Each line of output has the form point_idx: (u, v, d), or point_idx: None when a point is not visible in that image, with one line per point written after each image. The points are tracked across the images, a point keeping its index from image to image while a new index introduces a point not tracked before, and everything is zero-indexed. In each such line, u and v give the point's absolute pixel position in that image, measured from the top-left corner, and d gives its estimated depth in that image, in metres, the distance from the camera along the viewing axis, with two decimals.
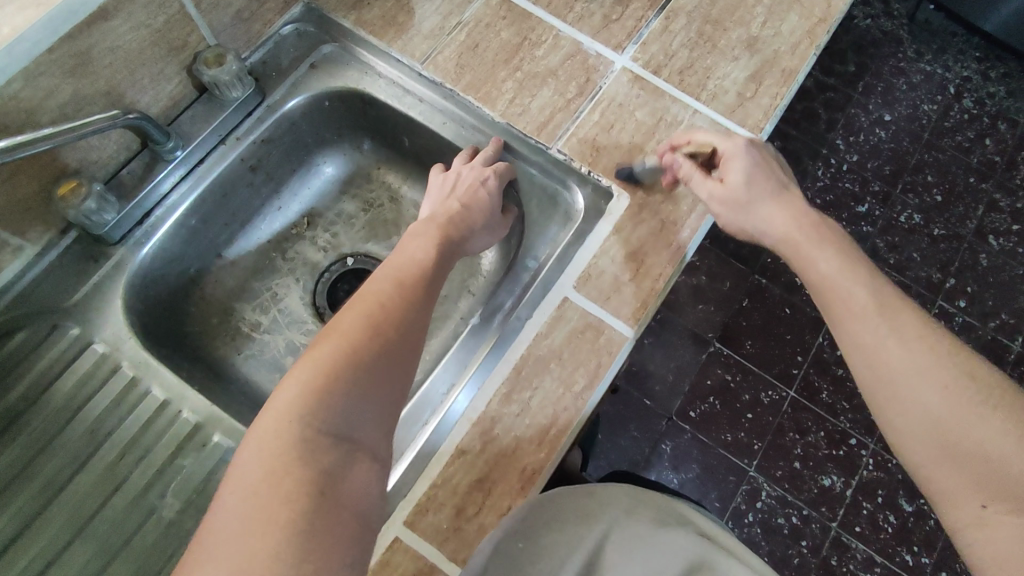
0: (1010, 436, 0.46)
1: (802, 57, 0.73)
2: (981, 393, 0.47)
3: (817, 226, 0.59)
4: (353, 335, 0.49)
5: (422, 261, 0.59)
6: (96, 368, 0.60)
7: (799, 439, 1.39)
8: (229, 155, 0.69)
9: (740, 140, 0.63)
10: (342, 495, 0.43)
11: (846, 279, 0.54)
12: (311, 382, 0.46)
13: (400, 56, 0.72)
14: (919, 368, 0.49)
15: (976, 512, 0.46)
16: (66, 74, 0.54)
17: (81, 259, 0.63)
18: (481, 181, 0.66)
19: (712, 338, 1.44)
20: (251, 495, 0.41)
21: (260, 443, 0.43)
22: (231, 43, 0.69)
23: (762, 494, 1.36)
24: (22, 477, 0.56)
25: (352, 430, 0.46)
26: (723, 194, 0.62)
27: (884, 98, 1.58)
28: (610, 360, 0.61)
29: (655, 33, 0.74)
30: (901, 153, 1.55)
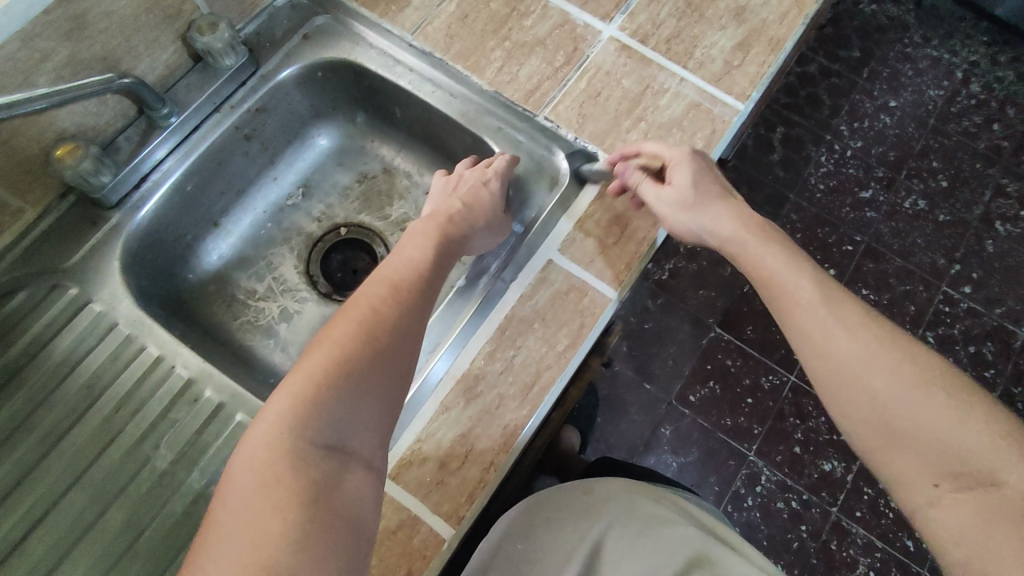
0: (957, 417, 0.48)
1: (790, 27, 0.74)
2: (924, 373, 0.49)
3: (764, 225, 0.60)
4: (344, 345, 0.50)
5: (417, 261, 0.59)
6: (93, 326, 0.62)
7: (799, 424, 1.39)
8: (222, 123, 0.70)
9: (684, 149, 0.63)
10: (335, 504, 0.45)
11: (794, 271, 0.56)
12: (302, 393, 0.47)
13: (391, 27, 0.73)
14: (866, 354, 0.51)
15: (928, 494, 0.48)
16: (62, 37, 0.56)
17: (79, 221, 0.65)
18: (483, 182, 0.65)
19: (713, 322, 1.44)
20: (246, 506, 0.43)
21: (251, 455, 0.45)
22: (225, 13, 0.70)
23: (762, 478, 1.36)
24: (22, 429, 0.58)
25: (344, 438, 0.48)
26: (671, 195, 0.62)
27: (889, 83, 1.57)
28: (593, 320, 0.61)
29: (644, 3, 0.74)
30: (906, 138, 1.54)
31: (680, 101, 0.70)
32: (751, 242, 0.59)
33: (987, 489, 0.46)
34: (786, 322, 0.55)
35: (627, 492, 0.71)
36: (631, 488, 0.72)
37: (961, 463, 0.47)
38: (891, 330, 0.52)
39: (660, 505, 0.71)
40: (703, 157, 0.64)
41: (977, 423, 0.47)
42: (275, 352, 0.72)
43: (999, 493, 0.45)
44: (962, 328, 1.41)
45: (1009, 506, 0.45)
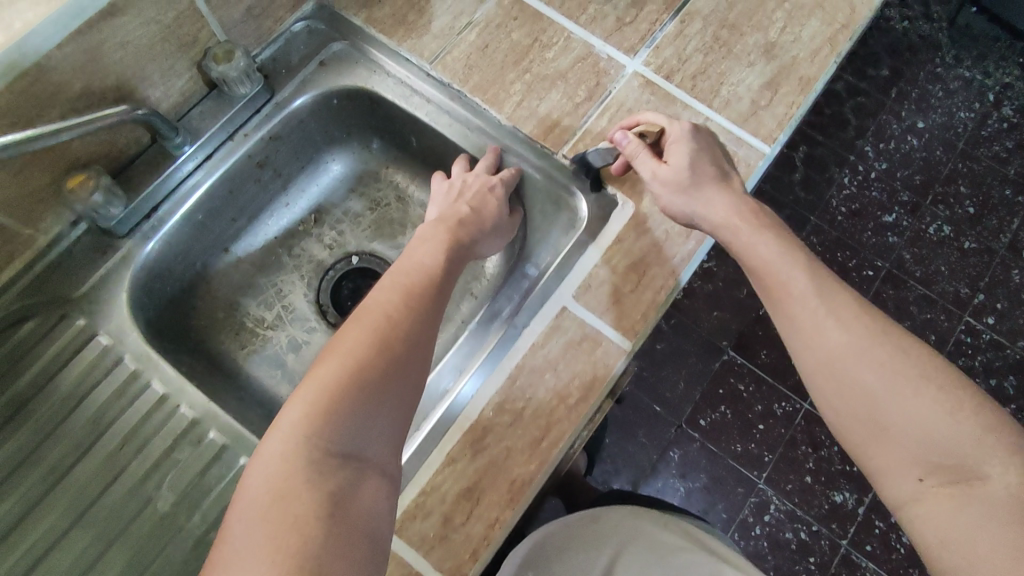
0: (942, 409, 0.48)
1: (821, 66, 0.71)
2: (914, 366, 0.50)
3: (754, 211, 0.61)
4: (358, 354, 0.50)
5: (428, 267, 0.60)
6: (100, 359, 0.61)
7: (811, 452, 1.36)
8: (235, 151, 0.69)
9: (686, 125, 0.63)
10: (351, 513, 0.43)
11: (786, 264, 0.57)
12: (316, 402, 0.47)
13: (409, 56, 0.72)
14: (855, 347, 0.52)
15: (914, 486, 0.48)
16: (77, 69, 0.55)
17: (90, 250, 0.64)
18: (489, 187, 0.67)
19: (727, 346, 1.41)
20: (262, 519, 0.41)
21: (266, 467, 0.44)
22: (242, 39, 0.69)
23: (771, 507, 1.33)
24: (26, 464, 0.57)
25: (360, 446, 0.47)
26: (666, 174, 0.62)
27: (918, 104, 1.53)
28: (606, 373, 0.60)
29: (670, 37, 0.72)
30: (932, 162, 1.50)
31: None
32: (745, 231, 0.60)
33: (972, 482, 0.46)
34: (779, 314, 0.56)
35: (633, 521, 0.71)
36: (635, 513, 0.72)
37: (942, 455, 0.47)
38: (882, 324, 0.53)
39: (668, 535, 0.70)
40: (705, 138, 0.63)
41: (963, 416, 0.47)
42: (281, 384, 0.71)
43: (985, 488, 0.45)
44: (984, 360, 1.38)
45: (993, 501, 0.45)
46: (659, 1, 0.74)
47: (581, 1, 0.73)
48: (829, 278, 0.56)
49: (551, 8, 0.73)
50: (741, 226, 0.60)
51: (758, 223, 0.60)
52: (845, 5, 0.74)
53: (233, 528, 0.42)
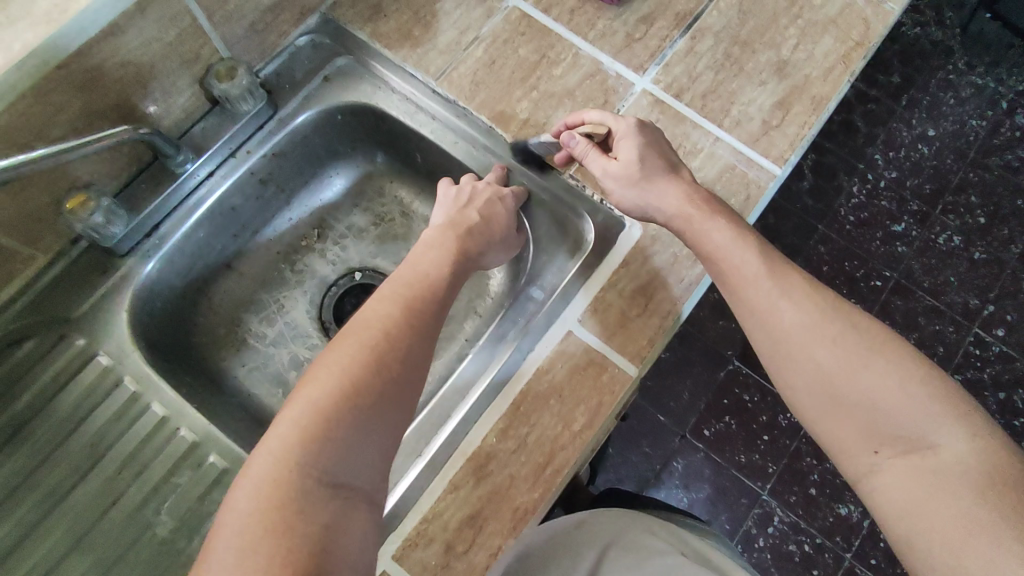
0: (893, 381, 0.49)
1: (834, 84, 0.70)
2: (866, 342, 0.50)
3: (707, 199, 0.58)
4: (353, 375, 0.48)
5: (433, 279, 0.58)
6: (100, 379, 0.60)
7: (815, 464, 1.34)
8: (238, 169, 0.68)
9: (631, 119, 0.62)
10: (339, 547, 0.43)
11: (739, 250, 0.55)
12: (309, 426, 0.45)
13: (415, 72, 0.71)
14: (809, 326, 0.52)
15: (870, 460, 0.49)
16: (76, 89, 0.54)
17: (90, 268, 0.64)
18: (499, 199, 0.65)
19: (732, 356, 1.40)
20: (248, 553, 0.40)
21: (253, 494, 0.42)
22: (245, 55, 0.68)
23: (775, 518, 1.32)
24: (24, 486, 0.57)
25: (350, 475, 0.45)
26: (616, 170, 0.61)
27: (929, 112, 1.51)
28: (612, 399, 0.59)
29: (680, 54, 0.71)
30: (942, 171, 1.47)
31: (713, 163, 0.67)
32: (698, 220, 0.57)
33: (924, 454, 0.47)
34: (735, 297, 0.56)
35: (624, 523, 0.69)
36: (634, 517, 0.69)
37: (896, 427, 0.48)
38: (834, 300, 0.53)
39: (664, 539, 0.67)
40: (653, 131, 0.62)
41: (913, 388, 0.48)
42: (283, 403, 0.70)
43: (936, 459, 0.47)
44: (993, 373, 1.35)
45: (945, 472, 0.46)
46: (669, 16, 0.72)
47: (589, 17, 0.72)
48: (782, 261, 0.55)
49: (559, 23, 0.72)
50: (694, 215, 0.57)
51: (711, 212, 0.57)
52: (859, 21, 0.72)
53: (215, 556, 0.41)
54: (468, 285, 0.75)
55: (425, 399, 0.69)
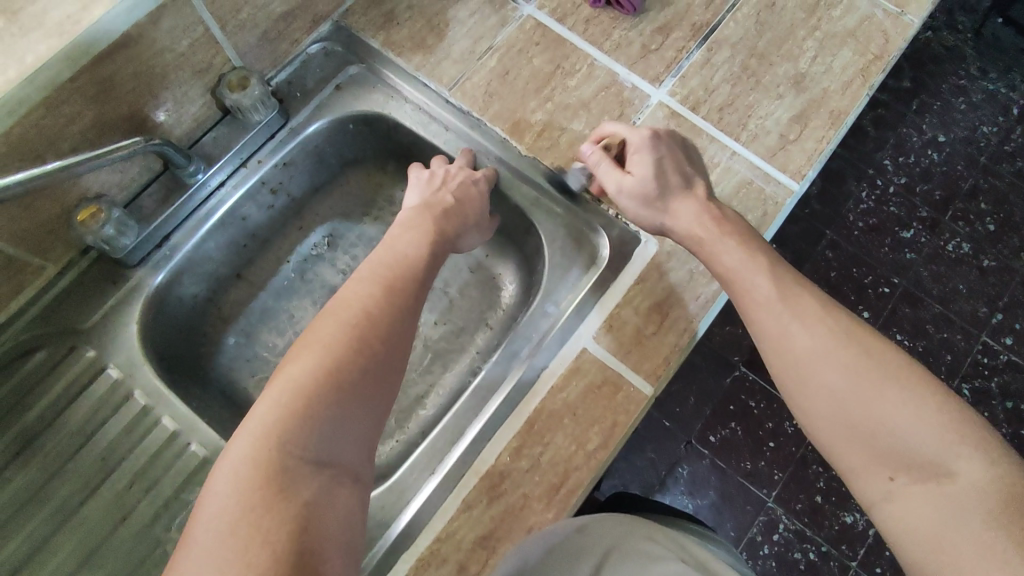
0: (910, 405, 0.43)
1: (853, 98, 0.69)
2: (880, 363, 0.45)
3: (721, 217, 0.57)
4: (334, 350, 0.43)
5: (413, 259, 0.53)
6: (110, 392, 0.60)
7: (822, 474, 1.22)
8: (249, 179, 0.68)
9: (645, 131, 0.60)
10: (326, 528, 0.36)
11: (751, 269, 0.52)
12: (289, 403, 0.39)
13: (427, 81, 0.70)
14: (822, 347, 0.47)
15: (884, 486, 0.43)
16: (88, 101, 0.54)
17: (100, 280, 0.63)
18: (473, 180, 0.63)
19: (738, 363, 1.29)
20: (225, 536, 0.34)
21: (230, 475, 0.36)
22: (257, 63, 0.67)
23: (779, 526, 1.22)
24: (35, 500, 0.57)
25: (334, 453, 0.40)
26: (632, 185, 0.59)
27: (939, 120, 1.41)
28: (627, 419, 0.58)
29: (696, 66, 0.70)
30: (952, 178, 1.38)
31: (730, 177, 0.66)
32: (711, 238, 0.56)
33: (940, 481, 0.41)
34: (747, 319, 0.52)
35: (624, 532, 0.56)
36: (633, 524, 0.58)
37: (914, 452, 0.42)
38: (845, 320, 0.48)
39: (671, 545, 0.55)
40: (669, 143, 0.61)
41: (931, 413, 0.42)
42: None
43: (955, 487, 0.40)
44: (1004, 383, 1.27)
45: (964, 502, 0.39)
46: (686, 27, 0.71)
47: (605, 27, 0.71)
48: (795, 280, 0.51)
49: (574, 33, 0.71)
50: (709, 232, 0.56)
51: (727, 228, 0.55)
52: (879, 34, 0.71)
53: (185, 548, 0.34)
54: (480, 297, 0.75)
55: (437, 412, 0.69)
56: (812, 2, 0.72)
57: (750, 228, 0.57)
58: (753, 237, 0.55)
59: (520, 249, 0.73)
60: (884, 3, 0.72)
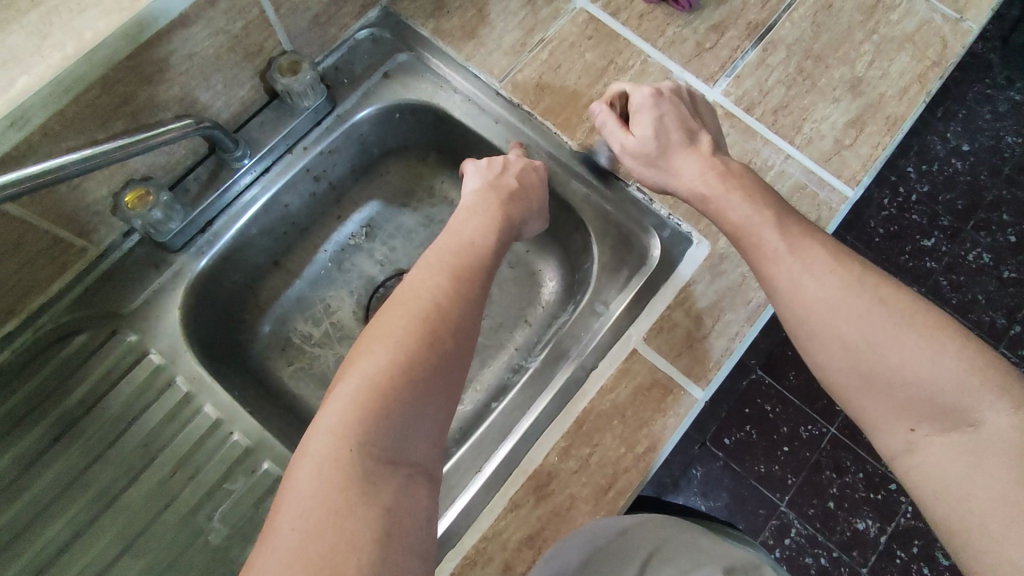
0: (926, 354, 0.42)
1: (910, 105, 0.68)
2: (897, 313, 0.44)
3: (725, 171, 0.55)
4: (407, 344, 0.43)
5: (479, 248, 0.53)
6: (152, 378, 0.59)
7: (836, 478, 1.02)
8: (295, 165, 0.67)
9: (646, 91, 0.60)
10: (406, 528, 0.37)
11: (758, 223, 0.51)
12: (366, 400, 0.39)
13: (477, 72, 0.69)
14: (836, 300, 0.45)
15: (905, 438, 0.43)
16: (144, 81, 0.52)
17: (143, 263, 0.62)
18: (533, 166, 0.62)
19: (755, 363, 1.06)
20: (311, 535, 0.34)
21: (312, 473, 0.37)
22: (306, 47, 0.66)
23: (792, 531, 1.01)
24: (75, 486, 0.56)
25: (409, 453, 0.40)
26: (633, 147, 0.60)
27: (965, 126, 1.15)
28: (677, 422, 0.57)
29: (751, 66, 0.69)
30: (977, 188, 1.12)
31: (784, 180, 0.65)
32: (717, 189, 0.54)
33: (964, 430, 0.41)
34: (758, 272, 0.50)
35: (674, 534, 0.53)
36: (681, 527, 0.54)
37: (934, 401, 0.42)
38: (858, 268, 0.47)
39: (715, 552, 0.50)
40: (672, 100, 0.60)
41: (948, 361, 0.42)
42: None
43: (978, 436, 0.40)
44: None
45: (990, 451, 0.39)
46: (742, 26, 0.70)
47: (659, 23, 0.70)
48: (804, 230, 0.50)
49: (628, 28, 0.70)
50: (712, 188, 0.55)
51: (734, 182, 0.54)
52: (937, 40, 0.70)
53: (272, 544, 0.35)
54: (519, 292, 0.73)
55: (476, 408, 0.68)
56: (870, 5, 0.71)
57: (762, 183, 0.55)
58: (765, 191, 0.54)
59: (562, 246, 0.72)
60: (944, 8, 0.71)
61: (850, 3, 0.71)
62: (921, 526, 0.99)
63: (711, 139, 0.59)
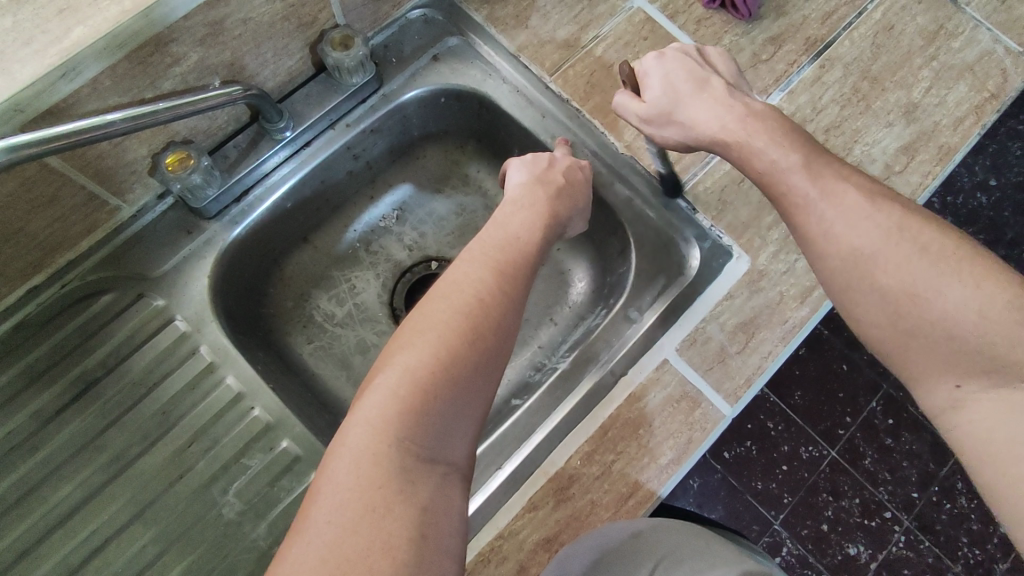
0: (970, 301, 0.41)
1: (964, 136, 0.66)
2: (935, 262, 0.43)
3: (747, 114, 0.52)
4: (449, 339, 0.42)
5: (524, 243, 0.52)
6: (176, 345, 0.58)
7: (833, 501, 0.95)
8: (336, 142, 0.66)
9: (648, 54, 0.58)
10: (440, 530, 0.36)
11: (785, 170, 0.49)
12: (407, 394, 0.38)
13: (529, 64, 0.68)
14: (872, 250, 0.45)
15: (950, 393, 0.43)
16: (197, 43, 0.51)
17: (174, 228, 0.61)
18: (579, 164, 0.61)
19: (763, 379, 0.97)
20: (345, 531, 0.34)
21: (348, 467, 0.36)
22: (358, 23, 0.64)
23: (783, 550, 0.95)
24: (91, 447, 0.55)
25: (445, 450, 0.39)
26: (645, 110, 0.57)
27: (996, 160, 1.05)
28: (703, 436, 0.57)
29: (806, 82, 0.67)
30: (999, 225, 1.04)
31: None
32: (741, 136, 0.51)
33: (1014, 383, 0.40)
34: (790, 224, 0.49)
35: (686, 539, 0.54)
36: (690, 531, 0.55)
37: (980, 353, 0.41)
38: (899, 217, 0.45)
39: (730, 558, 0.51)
40: (678, 52, 0.57)
41: (992, 311, 0.41)
42: (347, 387, 0.67)
43: None
44: None
45: None
46: (800, 40, 0.69)
47: (717, 30, 0.69)
48: (834, 174, 0.48)
49: (684, 32, 0.68)
50: (733, 134, 0.52)
51: (754, 125, 0.51)
52: (997, 72, 0.69)
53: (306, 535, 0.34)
54: (547, 289, 0.72)
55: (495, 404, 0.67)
56: (931, 31, 0.70)
57: (790, 122, 0.52)
58: (789, 129, 0.51)
59: (595, 247, 0.71)
60: (1007, 41, 0.70)
61: (911, 27, 0.70)
62: (914, 556, 0.95)
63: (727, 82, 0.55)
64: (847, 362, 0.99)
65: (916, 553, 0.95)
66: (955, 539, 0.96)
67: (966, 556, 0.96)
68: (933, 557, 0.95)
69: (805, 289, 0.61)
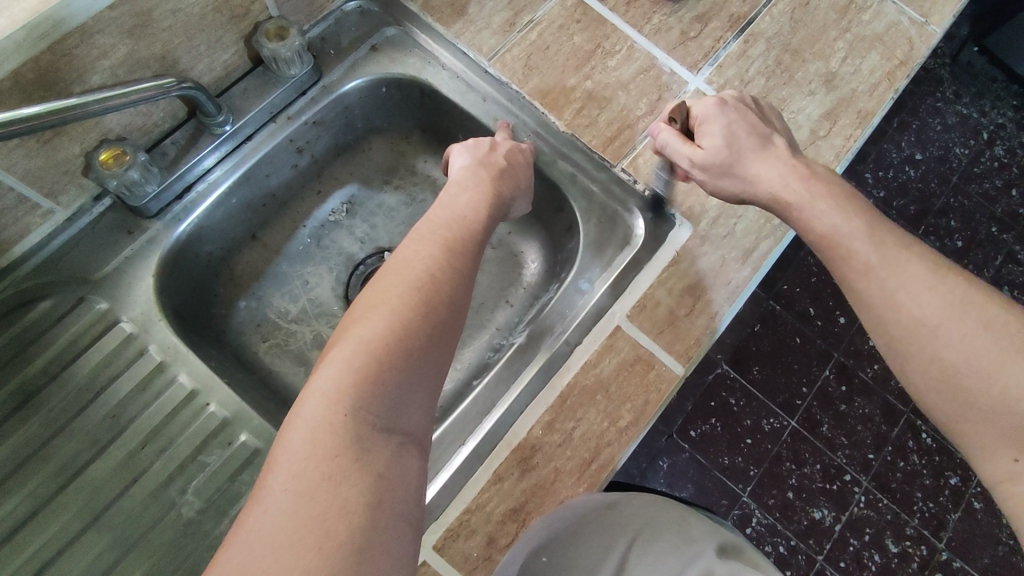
0: None
1: (879, 100, 0.71)
2: (1004, 338, 0.42)
3: (810, 175, 0.53)
4: (402, 312, 0.42)
5: (471, 222, 0.53)
6: (122, 346, 0.57)
7: (795, 469, 0.99)
8: (278, 135, 0.65)
9: (711, 100, 0.58)
10: (398, 497, 0.36)
11: (847, 235, 0.49)
12: (361, 366, 0.39)
13: (467, 49, 0.69)
14: (938, 319, 0.44)
15: (1008, 467, 0.41)
16: (124, 35, 0.50)
17: (113, 229, 0.60)
18: (519, 147, 0.63)
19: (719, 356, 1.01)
20: (303, 499, 0.33)
21: (303, 439, 0.36)
22: (293, 14, 0.64)
23: (753, 521, 0.98)
24: (36, 458, 0.53)
25: (401, 421, 0.39)
26: (703, 159, 0.57)
27: (918, 135, 1.11)
28: (658, 398, 0.58)
29: (733, 56, 0.71)
30: (927, 196, 1.09)
31: None
32: (802, 198, 0.52)
33: None
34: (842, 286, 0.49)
35: (656, 505, 0.58)
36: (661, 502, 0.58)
37: None
38: (964, 288, 0.44)
39: (698, 531, 0.56)
40: (739, 105, 0.57)
41: None
42: (305, 382, 0.67)
43: None
44: None
45: None
46: (724, 17, 0.72)
47: (646, 10, 0.71)
48: (897, 242, 0.48)
49: (614, 14, 0.71)
50: (794, 193, 0.53)
51: (817, 187, 0.52)
52: (904, 41, 0.73)
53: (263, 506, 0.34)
54: (501, 273, 0.74)
55: (457, 388, 0.68)
56: (844, 5, 0.74)
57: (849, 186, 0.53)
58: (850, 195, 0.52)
59: (545, 228, 0.73)
60: (911, 12, 0.75)
61: (825, 3, 0.74)
62: (874, 515, 0.98)
63: (785, 140, 0.57)
64: (798, 333, 1.03)
65: (876, 511, 0.98)
66: (910, 495, 0.99)
67: (921, 510, 0.98)
68: (893, 513, 0.98)
69: (745, 250, 0.64)
